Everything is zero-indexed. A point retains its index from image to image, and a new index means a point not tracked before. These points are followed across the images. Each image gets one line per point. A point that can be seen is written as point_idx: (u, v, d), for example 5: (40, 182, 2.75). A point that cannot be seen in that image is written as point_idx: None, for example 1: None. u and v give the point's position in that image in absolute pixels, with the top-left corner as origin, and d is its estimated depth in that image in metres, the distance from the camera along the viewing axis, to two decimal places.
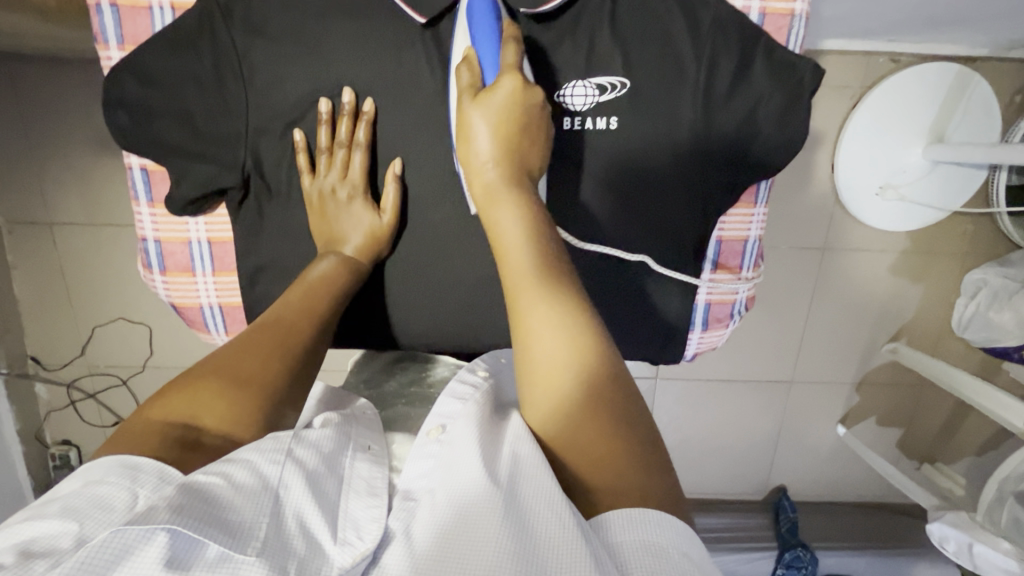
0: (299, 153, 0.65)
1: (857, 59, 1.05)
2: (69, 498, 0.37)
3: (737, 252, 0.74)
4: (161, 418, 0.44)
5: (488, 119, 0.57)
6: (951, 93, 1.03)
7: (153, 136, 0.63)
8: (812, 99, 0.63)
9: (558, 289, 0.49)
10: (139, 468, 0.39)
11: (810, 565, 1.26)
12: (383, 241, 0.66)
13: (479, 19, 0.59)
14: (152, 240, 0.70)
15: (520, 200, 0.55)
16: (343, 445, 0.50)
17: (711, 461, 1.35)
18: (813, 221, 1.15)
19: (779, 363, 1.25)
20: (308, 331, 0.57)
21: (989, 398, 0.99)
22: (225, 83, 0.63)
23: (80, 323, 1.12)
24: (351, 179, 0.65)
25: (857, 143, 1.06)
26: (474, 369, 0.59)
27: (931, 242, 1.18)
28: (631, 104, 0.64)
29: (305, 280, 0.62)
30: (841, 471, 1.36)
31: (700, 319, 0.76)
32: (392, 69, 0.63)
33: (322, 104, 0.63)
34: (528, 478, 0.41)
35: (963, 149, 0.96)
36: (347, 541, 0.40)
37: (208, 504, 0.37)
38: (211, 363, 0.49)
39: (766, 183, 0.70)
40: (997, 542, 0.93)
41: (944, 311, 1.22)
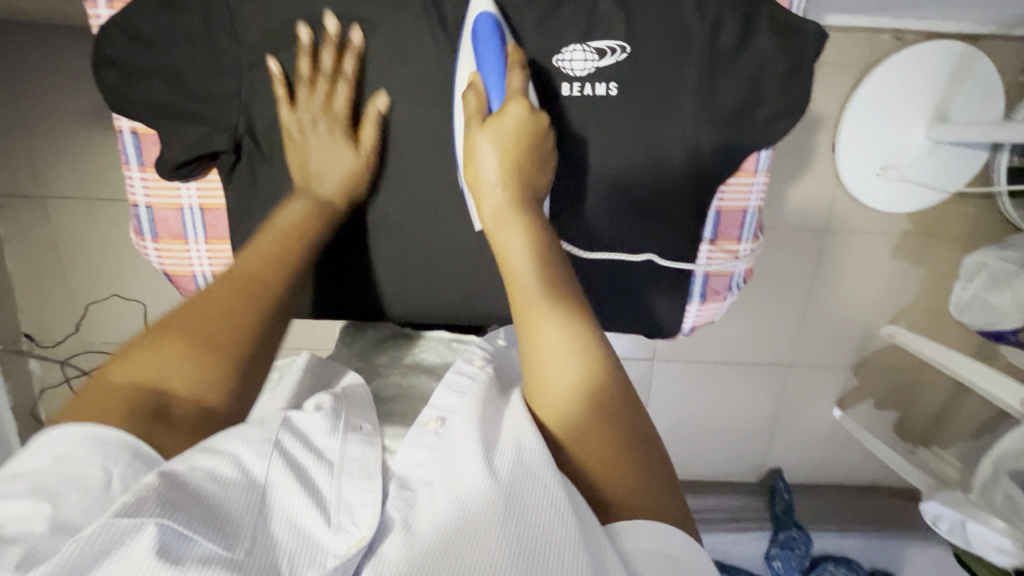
0: (277, 83, 0.62)
1: (860, 36, 1.04)
2: (37, 477, 0.37)
3: (737, 223, 0.72)
4: (125, 383, 0.43)
5: (495, 144, 0.57)
6: (954, 72, 1.02)
7: (142, 96, 0.62)
8: (813, 64, 0.63)
9: (569, 316, 0.48)
10: (110, 440, 0.39)
11: (803, 545, 1.26)
12: (360, 181, 0.65)
13: (484, 46, 0.58)
14: (144, 206, 0.69)
15: (527, 224, 0.54)
16: (333, 426, 0.49)
17: (707, 443, 1.35)
18: (813, 201, 1.14)
19: (776, 345, 1.25)
20: (282, 279, 0.55)
21: (986, 380, 0.99)
22: (216, 40, 0.62)
23: (74, 300, 1.12)
24: (333, 113, 0.63)
25: (859, 122, 1.05)
26: (470, 359, 0.59)
27: (931, 224, 1.18)
28: (631, 69, 0.63)
29: (274, 225, 0.59)
30: (836, 454, 1.37)
31: (698, 292, 0.74)
32: (388, 37, 0.62)
33: (301, 31, 0.61)
34: (523, 480, 0.41)
35: (965, 129, 0.95)
36: (342, 526, 0.41)
37: (196, 497, 0.38)
38: (174, 319, 0.47)
39: (767, 151, 0.68)
40: (991, 521, 0.93)
41: (942, 294, 1.22)
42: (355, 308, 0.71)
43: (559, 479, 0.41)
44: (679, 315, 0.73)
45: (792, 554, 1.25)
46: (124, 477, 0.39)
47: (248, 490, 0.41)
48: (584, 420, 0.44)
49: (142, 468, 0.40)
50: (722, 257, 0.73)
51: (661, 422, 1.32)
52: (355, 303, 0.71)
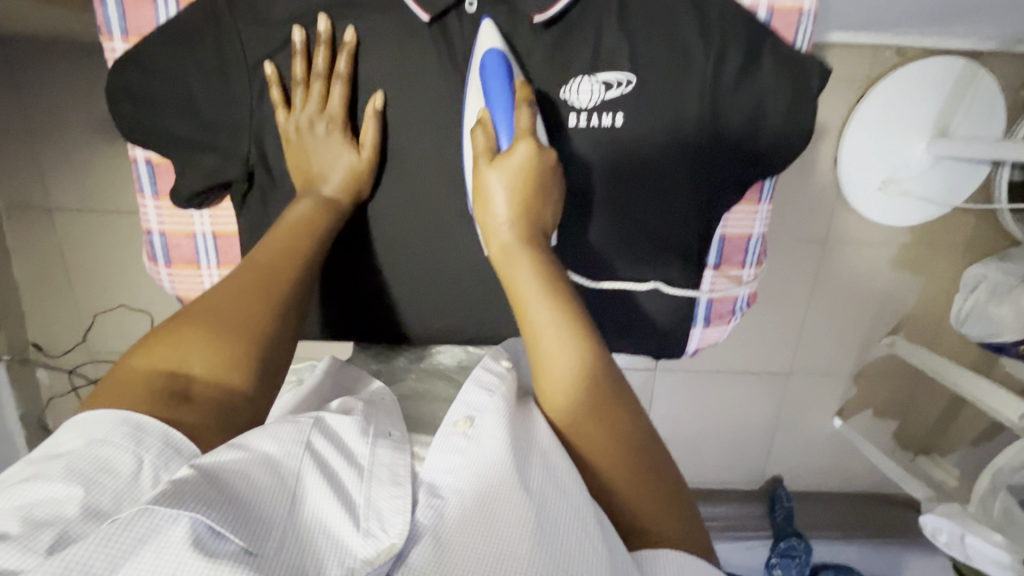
0: (272, 87, 0.63)
1: (862, 51, 1.04)
2: (74, 458, 0.38)
3: (740, 249, 0.74)
4: (146, 367, 0.44)
5: (505, 181, 0.57)
6: (956, 88, 1.02)
7: (157, 127, 0.63)
8: (818, 96, 0.63)
9: (583, 355, 0.48)
10: (144, 429, 0.40)
11: (804, 554, 1.26)
12: (363, 179, 0.64)
13: (493, 83, 0.59)
14: (157, 233, 0.70)
15: (537, 260, 0.54)
16: (365, 431, 0.48)
17: (708, 451, 1.36)
18: (815, 214, 1.15)
19: (778, 355, 1.26)
20: (292, 274, 0.56)
21: (986, 393, 1.00)
22: (229, 73, 0.62)
23: (82, 310, 1.13)
24: (329, 112, 0.62)
25: (861, 137, 1.06)
26: (496, 359, 0.59)
27: (933, 236, 1.18)
28: (636, 100, 0.64)
29: (283, 221, 0.60)
30: (836, 462, 1.38)
31: (702, 315, 0.76)
32: (398, 63, 0.63)
33: (295, 33, 0.61)
34: (557, 498, 0.42)
35: (966, 145, 0.96)
36: (370, 532, 0.40)
37: (230, 491, 0.38)
38: (190, 312, 0.49)
39: (771, 181, 0.70)
40: (989, 534, 0.94)
41: (943, 305, 1.23)
42: (369, 328, 0.72)
43: (585, 497, 0.42)
44: (684, 339, 0.75)
45: (792, 563, 1.27)
46: (156, 465, 0.39)
47: (279, 486, 0.40)
48: (600, 450, 0.45)
49: (173, 457, 0.40)
50: (725, 283, 0.75)
51: (661, 431, 1.33)
52: (369, 325, 0.72)
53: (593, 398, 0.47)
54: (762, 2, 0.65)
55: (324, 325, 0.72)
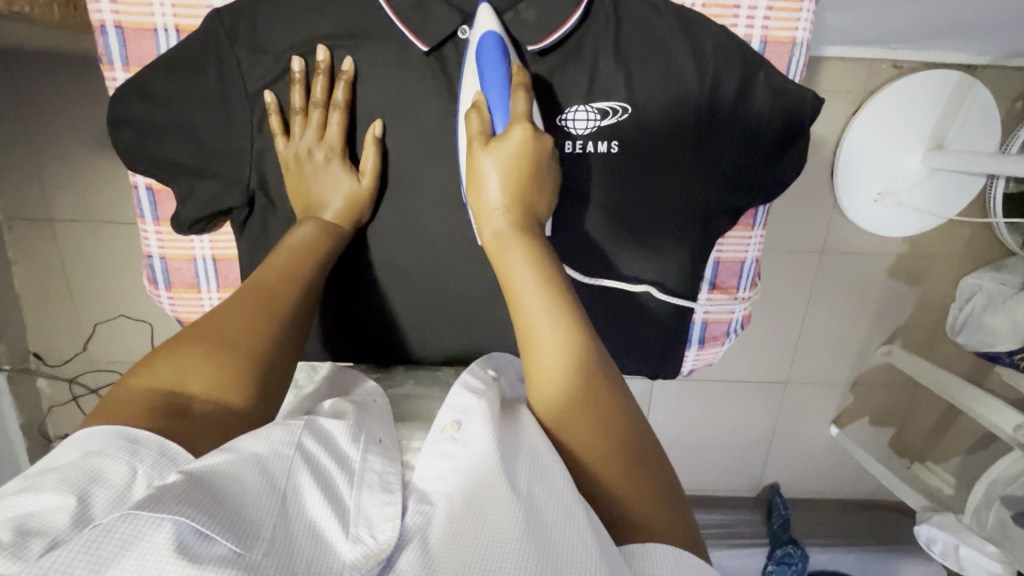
0: (271, 115, 0.63)
1: (859, 64, 1.05)
2: (66, 469, 0.37)
3: (735, 272, 0.75)
4: (145, 387, 0.44)
5: (498, 166, 0.57)
6: (951, 101, 1.03)
7: (158, 155, 0.63)
8: (811, 126, 0.64)
9: (573, 337, 0.49)
10: (140, 441, 0.39)
11: (800, 561, 1.28)
12: (362, 205, 0.65)
13: (490, 67, 0.58)
14: (157, 257, 0.71)
15: (529, 247, 0.55)
16: (354, 436, 0.49)
17: (705, 459, 1.37)
18: (811, 224, 1.15)
19: (775, 364, 1.27)
20: (291, 295, 0.56)
21: (981, 404, 1.01)
22: (230, 101, 0.63)
23: (83, 320, 1.13)
24: (328, 141, 0.63)
25: (858, 150, 1.06)
26: (484, 368, 0.60)
27: (928, 246, 1.19)
28: (632, 129, 0.65)
29: (286, 244, 0.60)
30: (833, 469, 1.39)
31: (696, 336, 0.77)
32: (396, 86, 0.63)
33: (294, 63, 0.61)
34: (546, 497, 0.42)
35: (960, 157, 0.97)
36: (360, 538, 0.40)
37: (219, 494, 0.37)
38: (189, 332, 0.49)
39: (765, 207, 0.71)
40: (983, 545, 0.97)
41: (939, 314, 1.24)
42: (370, 351, 0.72)
43: (574, 494, 0.42)
44: (679, 361, 0.76)
45: (788, 569, 1.28)
46: (150, 475, 0.39)
47: (269, 488, 0.40)
48: (586, 430, 0.45)
49: (167, 467, 0.39)
50: (719, 306, 0.76)
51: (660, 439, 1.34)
52: (368, 346, 0.72)
53: (582, 382, 0.47)
54: (755, 34, 0.65)
55: (326, 348, 0.72)
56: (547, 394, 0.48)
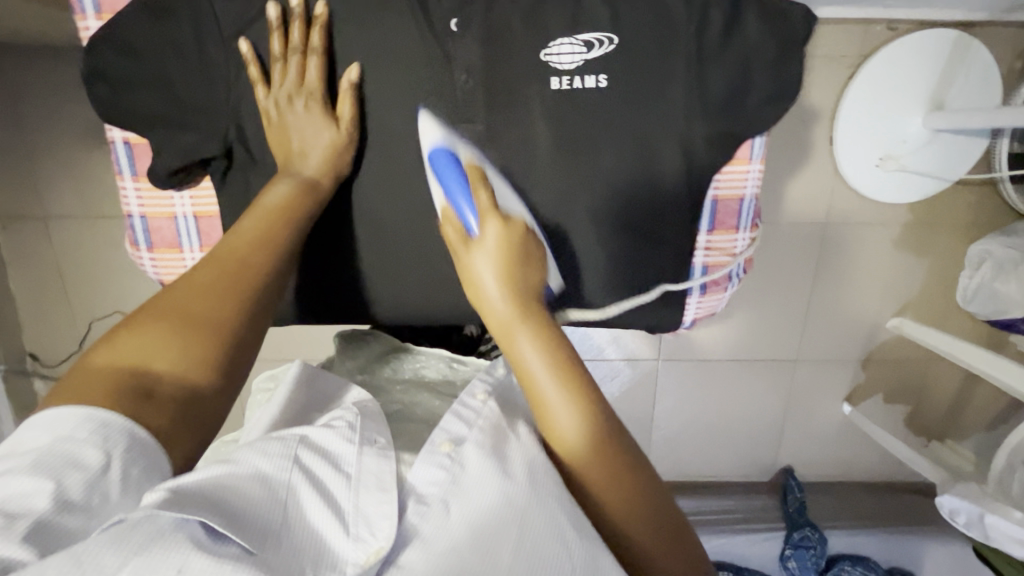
0: (249, 65, 0.62)
1: (852, 28, 1.04)
2: (41, 454, 0.38)
3: (734, 211, 0.72)
4: (106, 363, 0.44)
5: (493, 264, 0.55)
6: (949, 60, 1.02)
7: (134, 108, 0.63)
8: (804, 46, 0.63)
9: (599, 421, 0.50)
10: (110, 425, 0.41)
11: (819, 545, 1.24)
12: (343, 156, 0.64)
13: (446, 170, 0.59)
14: (138, 216, 0.69)
15: (538, 331, 0.53)
16: (350, 439, 0.49)
17: (715, 444, 1.33)
18: (813, 195, 1.13)
19: (781, 342, 1.24)
20: (262, 273, 0.55)
21: (996, 367, 0.99)
22: (205, 47, 0.62)
23: (78, 318, 1.12)
24: (308, 88, 0.62)
25: (856, 115, 1.05)
26: (472, 394, 0.58)
27: (934, 214, 1.17)
28: (619, 60, 0.64)
29: (262, 206, 0.59)
30: (847, 450, 1.35)
31: (697, 283, 0.75)
32: (378, 32, 0.63)
33: (270, 9, 0.60)
34: (536, 522, 0.44)
35: (961, 116, 0.95)
36: (361, 537, 0.43)
37: (233, 505, 0.40)
38: (154, 307, 0.49)
39: (760, 139, 0.68)
40: (1008, 512, 0.90)
41: (948, 284, 1.21)
42: (354, 312, 0.72)
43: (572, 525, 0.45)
44: (678, 309, 0.74)
45: (808, 553, 1.24)
46: (122, 459, 0.40)
47: (271, 497, 0.42)
48: (600, 488, 0.48)
49: (139, 451, 0.41)
50: (721, 246, 0.73)
51: (668, 425, 1.31)
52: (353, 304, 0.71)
53: (610, 466, 0.48)
54: None
55: (308, 303, 0.71)
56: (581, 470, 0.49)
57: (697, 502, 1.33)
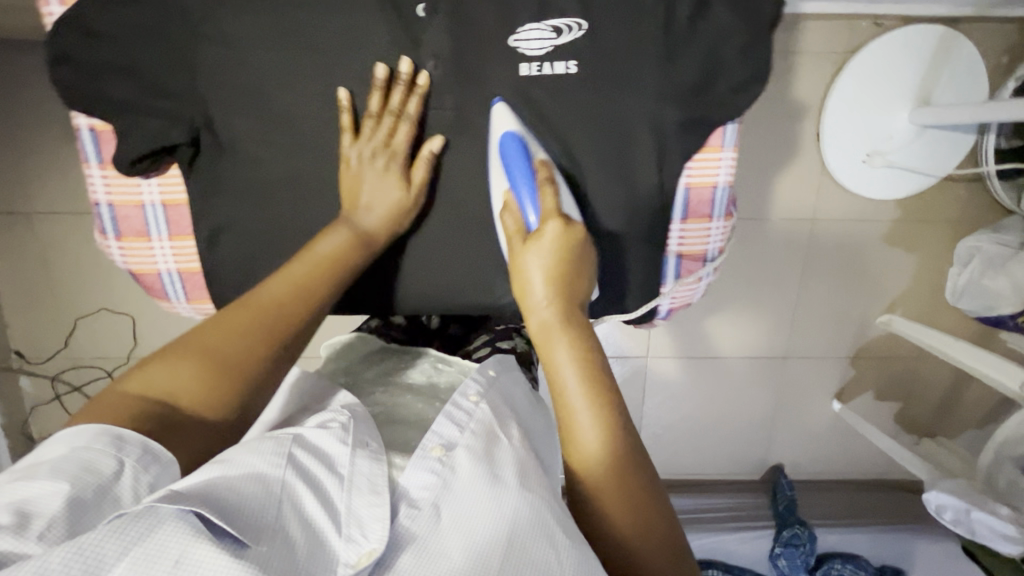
0: (344, 112, 0.64)
1: (838, 24, 1.04)
2: (57, 462, 0.38)
3: (707, 200, 0.70)
4: (141, 394, 0.44)
5: (544, 264, 0.57)
6: (935, 54, 1.02)
7: (99, 94, 0.62)
8: (772, 32, 0.64)
9: (624, 443, 0.48)
10: (125, 438, 0.40)
11: (808, 543, 1.23)
12: (405, 215, 0.65)
13: (516, 160, 0.61)
14: (105, 204, 0.68)
15: (577, 341, 0.53)
16: (343, 438, 0.47)
17: (706, 441, 1.33)
18: (801, 190, 1.13)
19: (771, 339, 1.23)
20: (306, 315, 0.54)
21: (983, 363, 0.99)
22: (171, 33, 0.62)
23: (64, 315, 1.12)
24: (393, 149, 0.64)
25: (843, 110, 1.05)
26: (466, 393, 0.54)
27: (923, 209, 1.16)
28: (588, 46, 0.64)
29: (314, 254, 0.59)
30: (839, 448, 1.35)
31: (671, 272, 0.74)
32: (346, 20, 0.63)
33: (379, 69, 0.62)
34: (526, 541, 0.42)
35: (946, 112, 0.95)
36: (353, 537, 0.41)
37: (226, 504, 0.38)
38: (196, 340, 0.48)
39: (733, 125, 0.67)
40: (996, 508, 0.91)
41: (936, 280, 1.21)
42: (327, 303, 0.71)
43: (564, 540, 0.42)
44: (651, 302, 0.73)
45: (797, 551, 1.23)
46: (135, 470, 0.40)
47: (266, 493, 0.40)
48: (611, 507, 0.46)
49: (153, 463, 0.40)
50: (693, 236, 0.71)
51: (658, 422, 1.30)
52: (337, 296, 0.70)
53: (631, 490, 0.46)
54: None
55: None
56: (594, 482, 0.47)
57: (687, 499, 1.33)
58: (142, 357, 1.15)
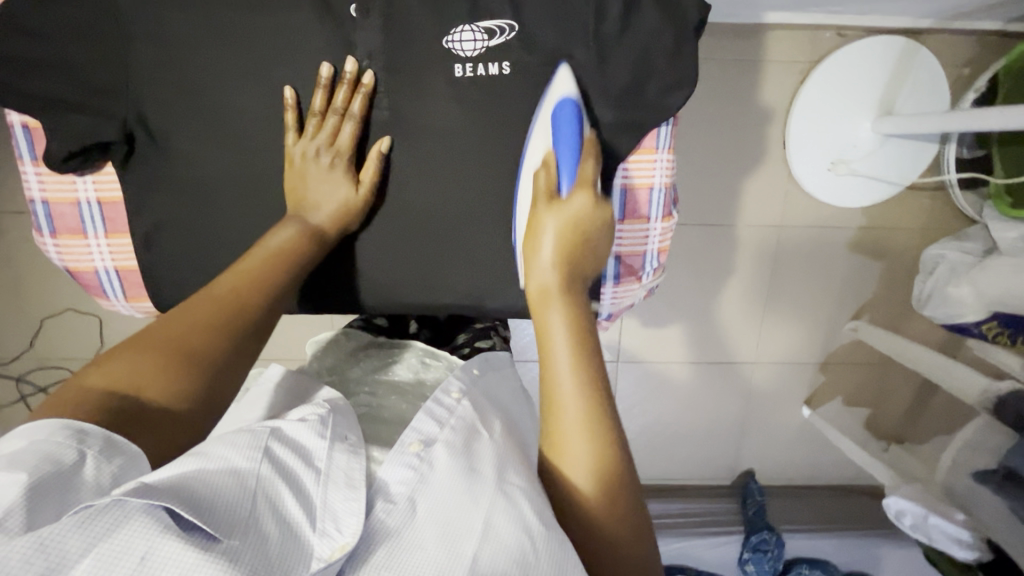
0: (288, 111, 0.64)
1: (802, 34, 1.05)
2: (14, 454, 0.34)
3: (644, 201, 0.71)
4: (100, 384, 0.41)
5: (558, 227, 0.58)
6: (897, 66, 1.04)
7: (26, 89, 0.62)
8: (698, 31, 0.65)
9: (600, 401, 0.49)
10: (86, 431, 0.37)
11: (776, 548, 1.23)
12: (354, 213, 0.65)
13: (565, 127, 0.61)
14: (40, 202, 0.68)
15: (574, 309, 0.54)
16: (321, 433, 0.47)
17: (677, 446, 1.33)
18: (769, 197, 1.14)
19: (741, 344, 1.24)
20: (259, 308, 0.53)
21: (943, 370, 1.00)
22: (103, 30, 0.63)
23: (29, 316, 1.11)
24: (337, 148, 0.64)
25: (807, 119, 1.06)
26: (447, 391, 0.54)
27: (888, 217, 1.18)
28: (519, 48, 0.65)
29: (264, 248, 0.59)
30: (809, 453, 1.35)
31: (612, 272, 0.74)
32: (278, 18, 0.63)
33: (323, 68, 0.63)
34: (503, 528, 0.41)
35: (906, 121, 0.97)
36: (327, 533, 0.40)
37: (198, 500, 0.36)
38: (149, 338, 0.45)
39: (667, 127, 0.68)
40: (952, 514, 0.94)
41: (902, 288, 1.22)
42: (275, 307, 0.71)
43: (540, 528, 0.41)
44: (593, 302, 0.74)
45: (765, 557, 1.22)
46: (98, 465, 0.36)
47: (240, 488, 0.39)
48: (579, 444, 0.47)
49: (119, 457, 0.37)
50: (632, 236, 0.73)
51: (628, 427, 1.31)
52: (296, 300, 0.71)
53: (597, 440, 0.47)
54: None
55: None
56: (568, 450, 0.47)
57: (657, 504, 1.33)
58: None
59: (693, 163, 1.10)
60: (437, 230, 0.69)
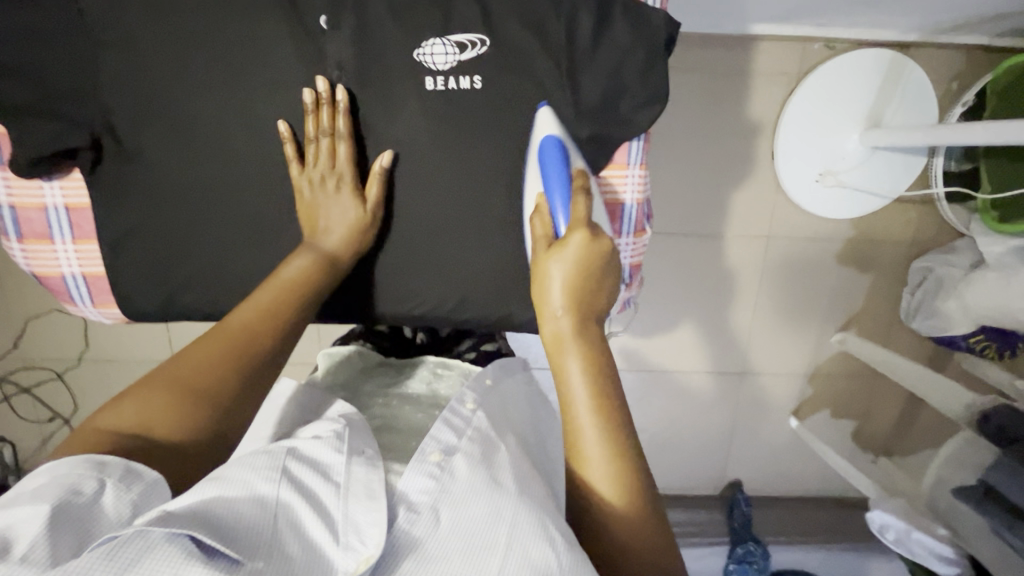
0: (286, 143, 0.64)
1: (790, 45, 1.05)
2: (37, 489, 0.34)
3: (616, 216, 0.72)
4: (113, 427, 0.41)
5: (565, 269, 0.53)
6: (886, 78, 1.04)
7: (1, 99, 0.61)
8: (667, 51, 0.65)
9: (619, 439, 0.48)
10: (105, 463, 0.37)
11: (761, 559, 1.24)
12: (365, 232, 0.65)
13: (553, 168, 0.61)
14: (5, 206, 0.67)
15: (587, 352, 0.51)
16: (338, 446, 0.45)
17: (663, 455, 1.32)
18: (758, 207, 1.13)
19: (728, 353, 1.24)
20: (270, 334, 0.53)
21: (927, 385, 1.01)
22: (73, 37, 0.62)
23: (11, 316, 1.10)
24: (339, 170, 0.64)
25: (795, 130, 1.06)
26: (462, 401, 0.53)
27: (876, 229, 1.18)
28: (491, 62, 0.65)
29: (278, 278, 0.59)
30: (796, 464, 1.35)
31: None
32: (247, 27, 0.63)
33: (305, 95, 0.63)
34: (529, 538, 0.40)
35: (893, 135, 0.97)
36: (351, 546, 0.39)
37: (219, 525, 0.36)
38: (158, 375, 0.45)
39: (638, 143, 0.69)
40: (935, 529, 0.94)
41: (891, 300, 1.22)
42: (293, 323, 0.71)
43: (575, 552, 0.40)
44: None
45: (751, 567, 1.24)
46: (118, 494, 0.36)
47: (261, 509, 0.38)
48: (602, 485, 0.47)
49: (139, 484, 0.37)
50: None
51: None
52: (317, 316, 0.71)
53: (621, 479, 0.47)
54: None
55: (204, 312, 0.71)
56: (596, 490, 0.47)
57: None
58: (93, 359, 1.14)
59: (681, 172, 1.10)
60: (438, 244, 0.69)
